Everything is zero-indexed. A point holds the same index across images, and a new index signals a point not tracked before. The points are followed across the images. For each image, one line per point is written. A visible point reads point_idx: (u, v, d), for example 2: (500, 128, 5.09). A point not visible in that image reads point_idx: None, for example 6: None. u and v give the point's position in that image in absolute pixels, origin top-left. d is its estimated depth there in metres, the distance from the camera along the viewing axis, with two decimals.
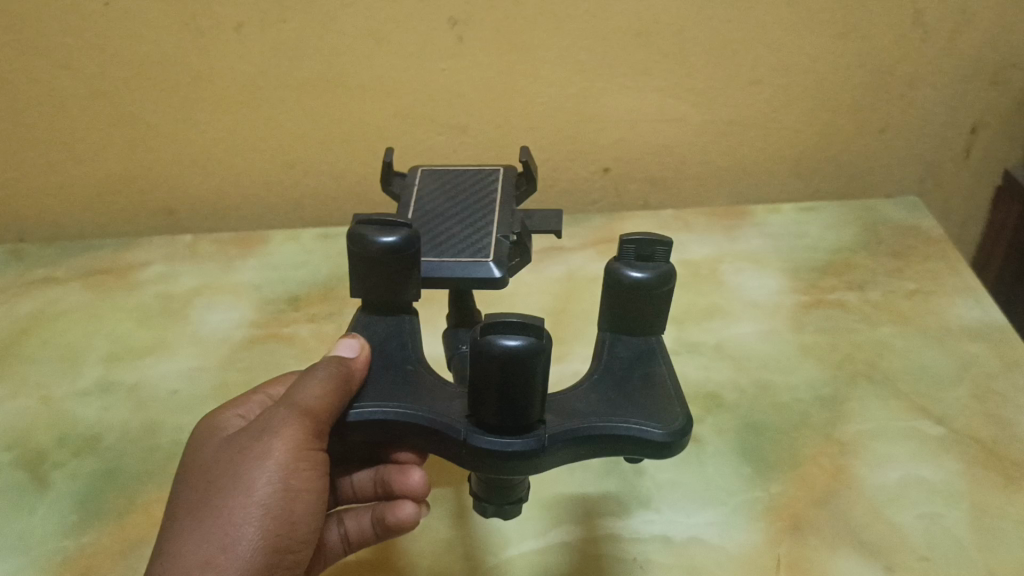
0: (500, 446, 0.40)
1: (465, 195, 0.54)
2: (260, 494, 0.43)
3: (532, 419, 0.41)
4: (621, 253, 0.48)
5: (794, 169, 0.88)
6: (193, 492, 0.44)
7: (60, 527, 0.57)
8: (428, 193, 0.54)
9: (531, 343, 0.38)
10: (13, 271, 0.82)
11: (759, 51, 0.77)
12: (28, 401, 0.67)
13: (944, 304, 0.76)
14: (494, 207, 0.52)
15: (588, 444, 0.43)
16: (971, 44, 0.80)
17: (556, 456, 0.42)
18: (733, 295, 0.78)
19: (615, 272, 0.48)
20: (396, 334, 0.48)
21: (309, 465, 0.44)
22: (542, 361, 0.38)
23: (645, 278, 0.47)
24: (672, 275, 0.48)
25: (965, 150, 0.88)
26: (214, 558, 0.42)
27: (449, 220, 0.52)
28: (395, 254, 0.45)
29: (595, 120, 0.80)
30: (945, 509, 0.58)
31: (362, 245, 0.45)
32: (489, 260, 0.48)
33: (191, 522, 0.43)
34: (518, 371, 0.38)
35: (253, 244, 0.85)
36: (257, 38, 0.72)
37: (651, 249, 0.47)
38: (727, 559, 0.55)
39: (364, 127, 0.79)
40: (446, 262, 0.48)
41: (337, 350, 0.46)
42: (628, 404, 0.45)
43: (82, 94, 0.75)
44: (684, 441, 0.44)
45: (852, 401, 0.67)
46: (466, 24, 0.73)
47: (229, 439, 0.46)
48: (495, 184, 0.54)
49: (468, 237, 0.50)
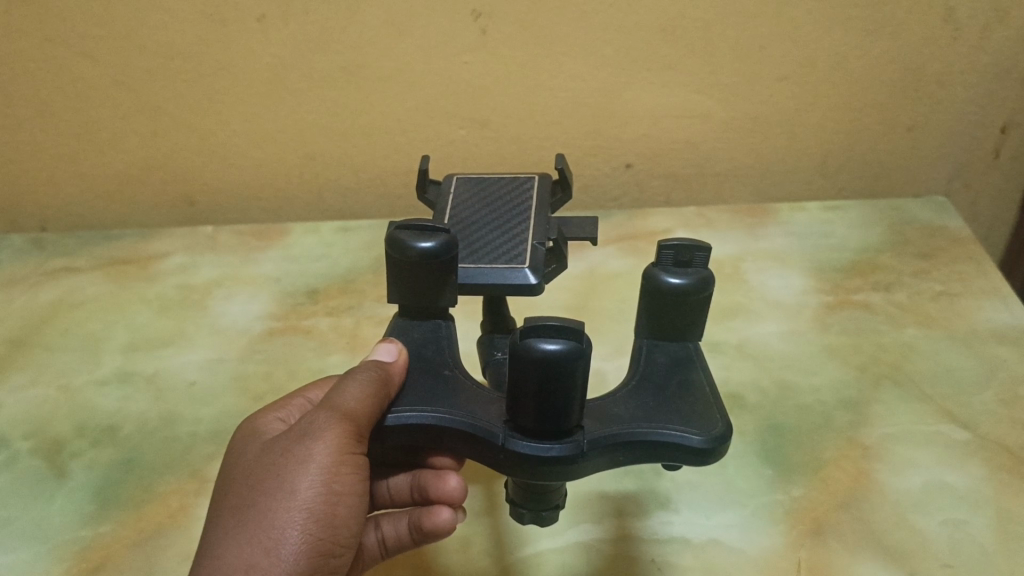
0: (539, 451, 0.40)
1: (501, 203, 0.53)
2: (302, 498, 0.42)
3: (570, 425, 0.40)
4: (659, 259, 0.48)
5: (820, 167, 0.86)
6: (234, 496, 0.44)
7: (77, 516, 0.57)
8: (463, 202, 0.53)
9: (571, 348, 0.37)
10: (35, 261, 0.83)
11: (786, 47, 0.76)
12: (49, 389, 0.68)
13: (971, 306, 0.75)
14: (530, 214, 0.52)
15: (626, 450, 0.42)
16: (1004, 42, 0.78)
17: (594, 462, 0.41)
18: (756, 294, 0.77)
19: (654, 278, 0.47)
20: (434, 339, 0.48)
21: (351, 468, 0.44)
22: (582, 366, 0.38)
23: (683, 284, 0.47)
24: (710, 281, 0.47)
25: (994, 150, 0.86)
26: (259, 563, 0.41)
27: (484, 227, 0.51)
28: (434, 260, 0.45)
29: (617, 115, 0.80)
30: (969, 515, 0.56)
31: (400, 251, 0.45)
32: (524, 267, 0.48)
33: (232, 526, 0.42)
34: (557, 376, 0.37)
35: (273, 236, 0.85)
36: (279, 30, 0.72)
37: (689, 254, 0.47)
38: (747, 562, 0.54)
39: (384, 120, 0.78)
40: (481, 269, 0.48)
41: (375, 355, 0.46)
42: (667, 411, 0.44)
43: (105, 84, 0.75)
44: (724, 448, 0.43)
45: (876, 404, 0.65)
46: (489, 17, 0.72)
47: (270, 442, 0.45)
48: (531, 193, 0.54)
49: (503, 244, 0.49)
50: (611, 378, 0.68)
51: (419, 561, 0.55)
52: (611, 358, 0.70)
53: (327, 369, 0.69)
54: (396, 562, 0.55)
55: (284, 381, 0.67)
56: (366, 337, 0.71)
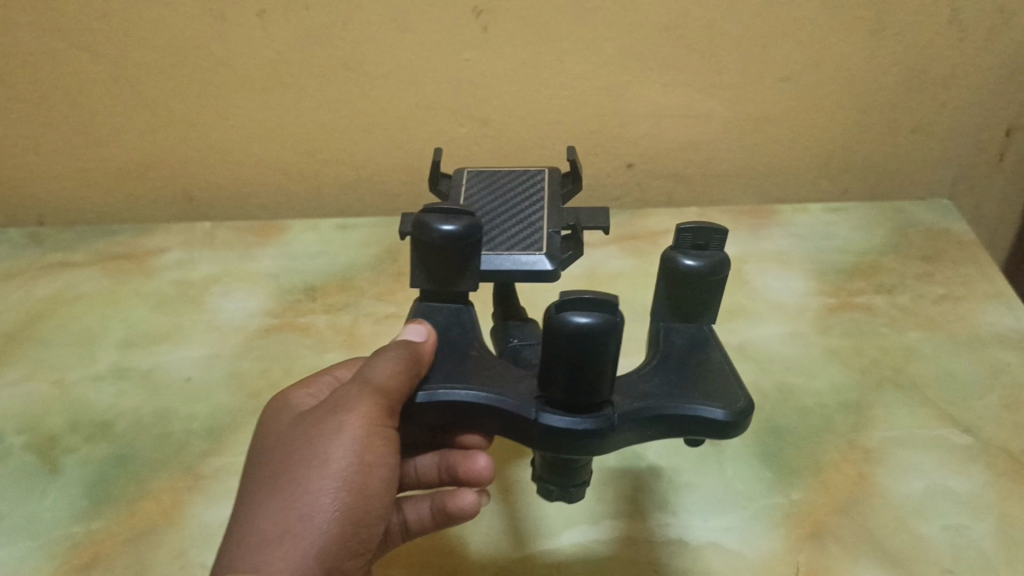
0: (570, 424, 0.39)
1: (514, 193, 0.53)
2: (333, 469, 0.42)
3: (601, 398, 0.39)
4: (677, 242, 0.48)
5: (822, 168, 0.86)
6: (266, 468, 0.43)
7: (70, 513, 0.56)
8: (475, 192, 0.53)
9: (603, 322, 0.36)
10: (32, 255, 0.82)
11: (790, 48, 0.76)
12: (43, 383, 0.67)
13: (975, 310, 0.74)
14: (543, 203, 0.52)
15: (654, 426, 0.41)
16: (1010, 43, 0.77)
17: (624, 437, 0.41)
18: (758, 296, 0.77)
19: (671, 260, 0.47)
20: (457, 323, 0.47)
21: (383, 441, 0.43)
22: (614, 341, 0.37)
23: (699, 266, 0.47)
24: (726, 264, 0.47)
25: (999, 153, 0.86)
26: (288, 531, 0.40)
27: (499, 216, 0.51)
28: (460, 242, 0.44)
29: (619, 115, 0.79)
30: (971, 521, 0.56)
31: (424, 233, 0.44)
32: (541, 253, 0.48)
33: (265, 497, 0.42)
34: (589, 350, 0.37)
35: (271, 232, 0.84)
36: (279, 24, 0.71)
37: (707, 238, 0.47)
38: (746, 567, 0.53)
39: (386, 117, 0.78)
40: (499, 255, 0.48)
41: (405, 334, 0.45)
42: (690, 386, 0.43)
43: (104, 77, 0.75)
44: (747, 423, 0.42)
45: (877, 407, 0.65)
46: (490, 14, 0.72)
47: (302, 417, 0.45)
48: (542, 184, 0.54)
49: (519, 232, 0.50)
50: None
51: (412, 561, 0.54)
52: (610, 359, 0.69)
53: (325, 366, 0.68)
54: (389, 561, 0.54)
55: (281, 378, 0.67)
56: (364, 335, 0.71)
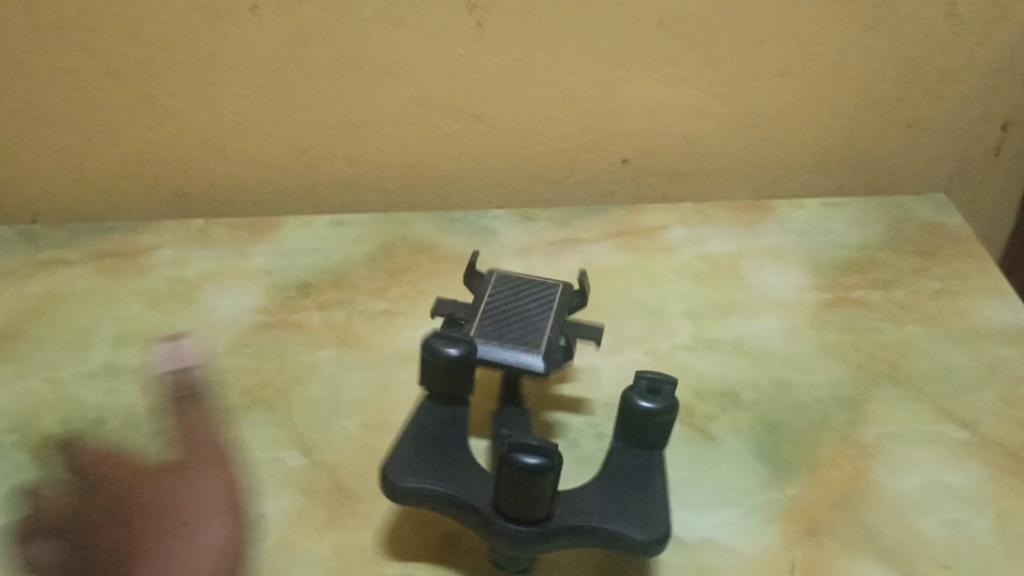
0: (514, 530, 0.46)
1: (529, 292, 0.63)
2: (196, 504, 0.54)
3: (538, 515, 0.46)
4: (635, 386, 0.52)
5: (818, 163, 0.85)
6: (139, 533, 0.52)
7: (60, 512, 0.56)
8: (499, 288, 0.63)
9: (543, 463, 0.44)
10: (24, 252, 0.80)
11: (785, 43, 0.76)
12: (35, 381, 0.67)
13: (972, 305, 0.74)
14: (551, 309, 0.61)
15: (578, 534, 0.46)
16: (1005, 38, 0.77)
17: (552, 541, 0.46)
18: (754, 291, 0.76)
19: (627, 401, 0.51)
20: (450, 428, 0.52)
21: (202, 486, 0.55)
22: (552, 478, 0.44)
23: (654, 408, 0.50)
24: (678, 409, 0.50)
25: (995, 149, 0.86)
26: (198, 564, 0.51)
27: (512, 313, 0.60)
28: (463, 363, 0.52)
29: (614, 110, 0.79)
30: (969, 516, 0.56)
31: (432, 354, 0.52)
32: (538, 352, 0.56)
33: (172, 550, 0.51)
34: (525, 482, 0.44)
35: (264, 230, 0.83)
36: (272, 20, 0.71)
37: (661, 386, 0.51)
38: (742, 563, 0.53)
39: (380, 114, 0.78)
40: (503, 348, 0.56)
41: (165, 360, 0.65)
42: (624, 503, 0.48)
43: (96, 74, 0.74)
44: (662, 548, 0.46)
45: (874, 402, 0.65)
46: (484, 9, 0.71)
47: (137, 487, 0.55)
48: (554, 295, 0.63)
49: (526, 330, 0.58)
50: (606, 375, 0.67)
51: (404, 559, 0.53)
52: (605, 355, 0.69)
53: (318, 364, 0.68)
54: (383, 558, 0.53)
55: (274, 376, 0.67)
56: (358, 333, 0.71)
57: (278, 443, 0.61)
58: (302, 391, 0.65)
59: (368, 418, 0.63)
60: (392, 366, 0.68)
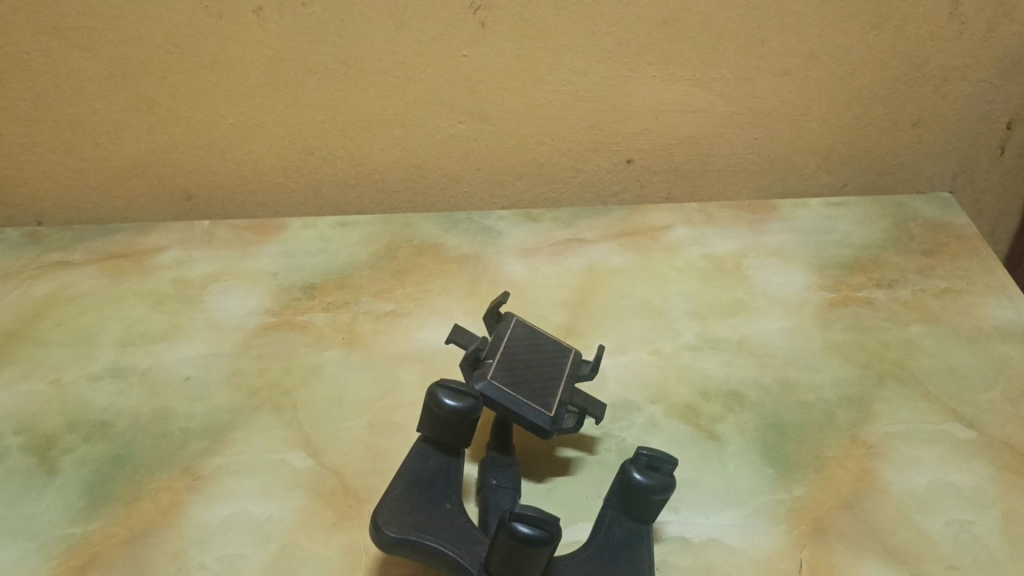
0: None
1: (544, 350, 0.63)
2: None
3: None
4: (635, 460, 0.53)
5: (822, 163, 0.85)
6: None
7: (66, 513, 0.56)
8: (518, 336, 0.62)
9: (540, 535, 0.45)
10: (29, 254, 0.81)
11: (789, 42, 0.75)
12: (40, 384, 0.67)
13: (977, 303, 0.74)
14: (562, 375, 0.61)
15: None
16: (1009, 36, 0.77)
17: None
18: (758, 291, 0.76)
19: (624, 473, 0.52)
20: (443, 474, 0.54)
21: None
22: (547, 551, 0.45)
23: (650, 485, 0.51)
24: (672, 488, 0.51)
25: (999, 147, 0.85)
26: None
27: (528, 367, 0.60)
28: (461, 418, 0.54)
29: (618, 109, 0.79)
30: (976, 516, 0.56)
31: (435, 406, 0.54)
32: (549, 415, 0.57)
33: None
34: (522, 553, 0.45)
35: (269, 230, 0.83)
36: (276, 22, 0.71)
37: (660, 463, 0.52)
38: (748, 562, 0.53)
39: (384, 114, 0.78)
40: (518, 400, 0.57)
41: None
42: None
43: (100, 76, 0.74)
44: None
45: (879, 402, 0.64)
46: (488, 9, 0.71)
47: None
48: (567, 360, 0.63)
49: (539, 389, 0.59)
50: (611, 376, 0.67)
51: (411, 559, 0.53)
52: (608, 356, 0.69)
53: (323, 365, 0.68)
54: (390, 559, 0.53)
55: (280, 377, 0.67)
56: (363, 333, 0.71)
57: (284, 443, 0.62)
58: (307, 391, 0.65)
59: (374, 418, 0.63)
60: (397, 366, 0.68)
